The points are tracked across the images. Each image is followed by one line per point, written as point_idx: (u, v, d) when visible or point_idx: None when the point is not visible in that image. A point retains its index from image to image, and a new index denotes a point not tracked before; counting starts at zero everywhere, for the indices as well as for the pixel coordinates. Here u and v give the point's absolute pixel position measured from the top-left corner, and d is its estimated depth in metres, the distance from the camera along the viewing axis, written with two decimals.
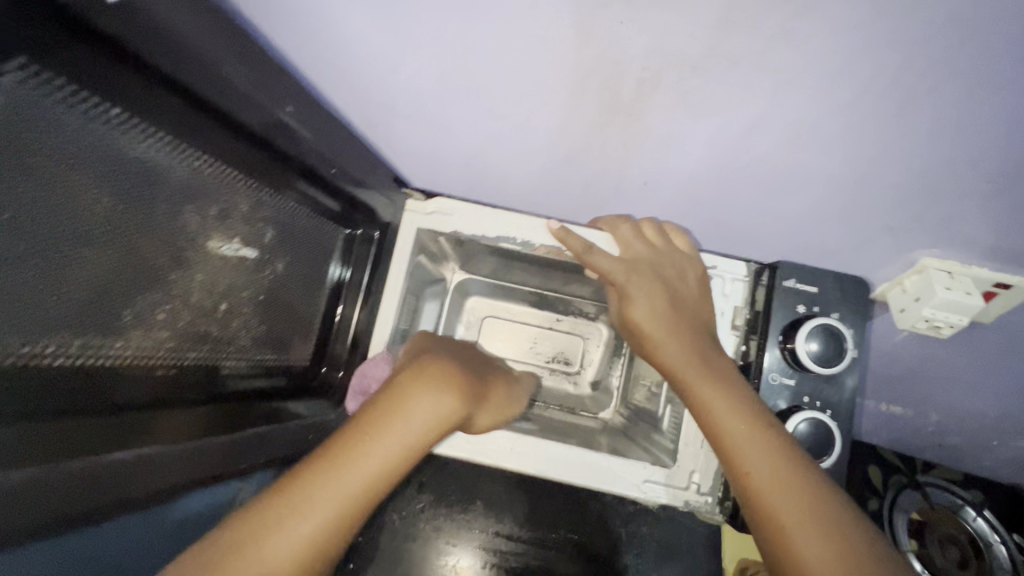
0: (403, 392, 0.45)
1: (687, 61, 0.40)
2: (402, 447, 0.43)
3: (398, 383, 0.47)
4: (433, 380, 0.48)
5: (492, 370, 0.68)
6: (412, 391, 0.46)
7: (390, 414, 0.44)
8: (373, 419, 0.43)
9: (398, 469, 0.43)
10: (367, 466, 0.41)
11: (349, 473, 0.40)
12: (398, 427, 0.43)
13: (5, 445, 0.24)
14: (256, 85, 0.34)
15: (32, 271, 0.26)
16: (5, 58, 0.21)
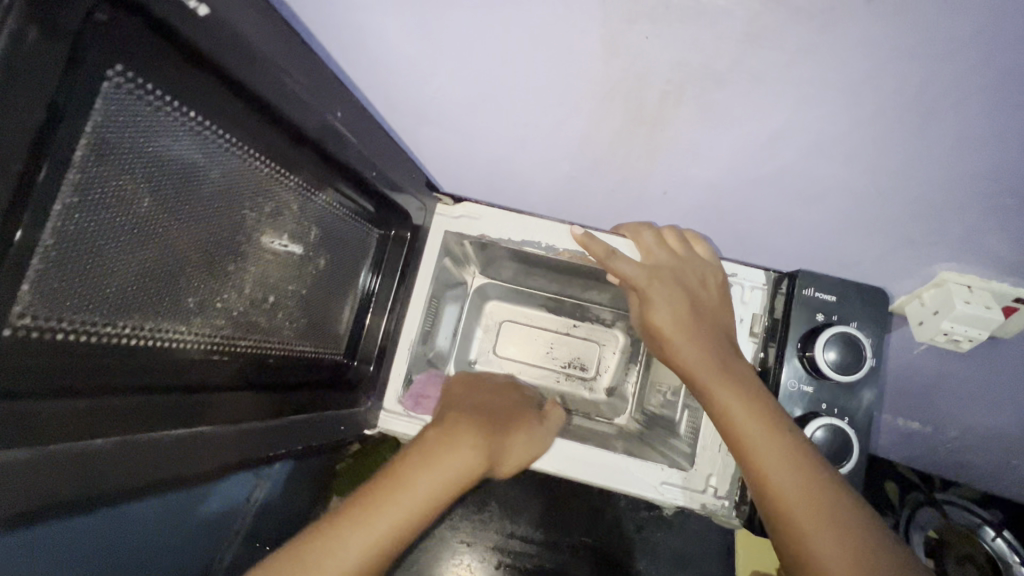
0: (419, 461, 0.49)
1: (710, 75, 0.42)
2: (424, 502, 0.46)
3: (424, 446, 0.51)
4: (451, 444, 0.52)
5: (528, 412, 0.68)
6: (433, 453, 0.50)
7: (405, 476, 0.47)
8: (392, 479, 0.47)
9: (421, 522, 0.46)
10: (382, 524, 0.44)
11: (375, 522, 0.44)
12: (412, 488, 0.47)
13: (91, 412, 0.26)
14: (312, 91, 0.37)
15: (116, 256, 0.28)
16: (107, 62, 0.24)
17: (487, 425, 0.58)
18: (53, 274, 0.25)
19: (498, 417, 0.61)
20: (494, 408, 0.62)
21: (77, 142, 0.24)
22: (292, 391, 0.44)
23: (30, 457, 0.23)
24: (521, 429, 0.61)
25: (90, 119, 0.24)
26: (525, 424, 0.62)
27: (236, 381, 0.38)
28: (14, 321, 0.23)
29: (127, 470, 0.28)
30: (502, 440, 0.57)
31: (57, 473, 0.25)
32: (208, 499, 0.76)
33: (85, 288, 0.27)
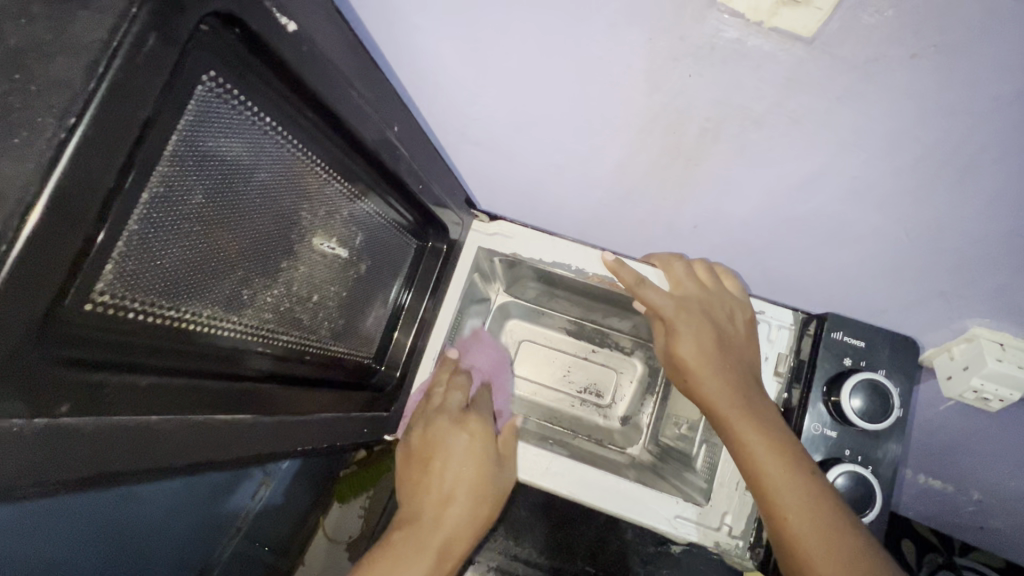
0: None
1: (750, 116, 0.43)
2: None
3: (400, 546, 0.53)
4: (424, 545, 0.53)
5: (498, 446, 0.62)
6: (415, 541, 0.53)
7: None
8: None
9: None
10: None
11: None
12: None
13: (151, 390, 0.28)
14: (373, 105, 0.39)
15: (188, 247, 0.30)
16: (203, 68, 0.26)
17: (448, 510, 0.56)
18: (134, 258, 0.27)
19: (464, 470, 0.58)
20: (457, 451, 0.59)
21: (170, 138, 0.26)
22: (324, 389, 0.46)
23: (90, 428, 0.25)
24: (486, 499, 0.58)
25: (183, 119, 0.26)
26: (486, 470, 0.59)
27: (273, 373, 0.40)
28: (95, 298, 0.25)
29: (172, 451, 0.29)
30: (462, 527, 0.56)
31: (115, 444, 0.26)
32: (222, 496, 0.79)
33: (157, 272, 0.29)
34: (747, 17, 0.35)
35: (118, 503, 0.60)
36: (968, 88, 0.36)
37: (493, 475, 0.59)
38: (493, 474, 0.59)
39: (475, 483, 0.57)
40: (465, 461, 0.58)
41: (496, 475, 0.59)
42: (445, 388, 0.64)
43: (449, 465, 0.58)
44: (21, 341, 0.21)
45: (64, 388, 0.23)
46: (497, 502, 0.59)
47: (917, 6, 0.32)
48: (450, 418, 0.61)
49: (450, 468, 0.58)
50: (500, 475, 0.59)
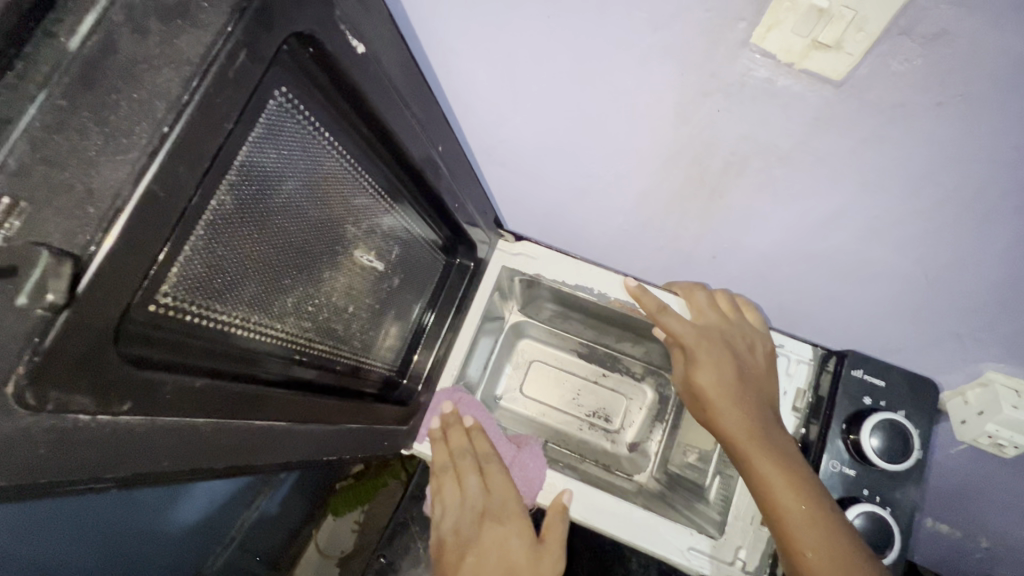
0: None
1: (776, 152, 0.44)
2: None
3: None
4: None
5: (515, 503, 0.58)
6: None
7: None
8: None
9: None
10: None
11: None
12: None
13: (204, 394, 0.28)
14: (422, 124, 0.40)
15: (243, 253, 0.31)
16: (277, 85, 0.27)
17: None
18: (196, 264, 0.27)
19: (494, 538, 0.55)
20: (489, 542, 0.54)
21: (241, 149, 0.27)
22: (352, 399, 0.46)
23: (144, 427, 0.25)
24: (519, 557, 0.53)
25: (255, 130, 0.27)
26: (521, 558, 0.53)
27: (307, 381, 0.40)
28: (159, 298, 0.25)
29: (211, 453, 0.30)
30: None
31: (162, 445, 0.26)
32: (211, 507, 0.76)
33: (214, 277, 0.29)
34: (778, 59, 0.36)
35: (127, 502, 0.60)
36: (993, 136, 0.36)
37: (527, 561, 0.53)
38: (530, 561, 0.53)
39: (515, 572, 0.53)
40: (497, 555, 0.53)
41: (538, 562, 0.54)
42: (457, 470, 0.61)
43: (481, 545, 0.54)
44: (97, 339, 0.21)
45: (129, 385, 0.23)
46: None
47: (946, 57, 0.33)
48: (469, 498, 0.59)
49: (485, 557, 0.53)
50: (539, 559, 0.54)
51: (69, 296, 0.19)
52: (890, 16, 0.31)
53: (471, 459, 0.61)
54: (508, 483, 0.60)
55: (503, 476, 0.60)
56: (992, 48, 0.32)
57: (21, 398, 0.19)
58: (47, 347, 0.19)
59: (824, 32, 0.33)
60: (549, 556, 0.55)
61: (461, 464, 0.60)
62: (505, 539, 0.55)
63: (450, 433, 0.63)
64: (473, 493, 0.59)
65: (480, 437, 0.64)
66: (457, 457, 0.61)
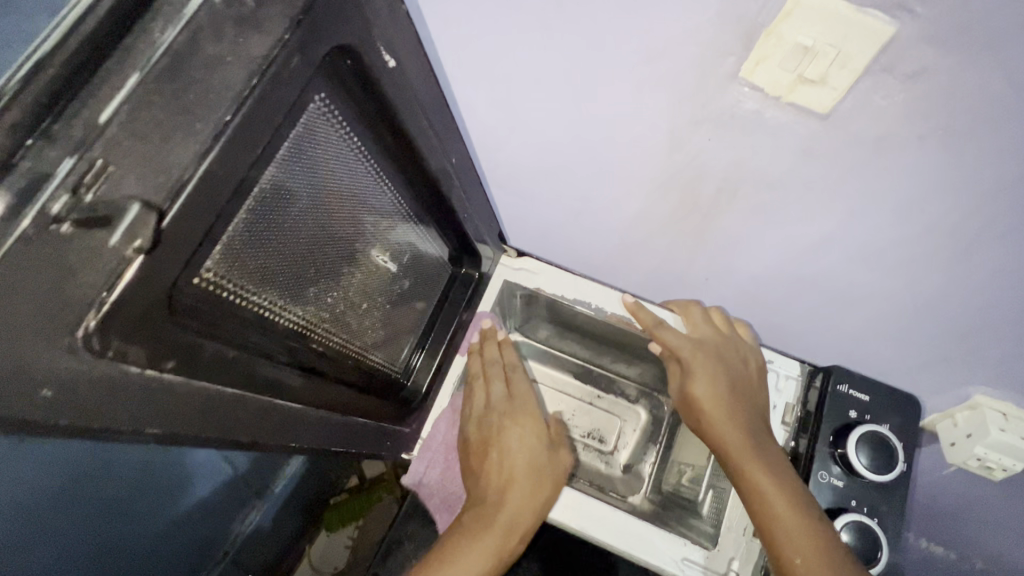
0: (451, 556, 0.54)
1: (765, 179, 0.47)
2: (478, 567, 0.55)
3: (474, 516, 0.58)
4: (504, 506, 0.58)
5: (532, 407, 0.67)
6: (492, 518, 0.57)
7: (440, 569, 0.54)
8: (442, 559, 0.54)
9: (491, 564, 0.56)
10: None
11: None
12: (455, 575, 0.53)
13: (232, 365, 0.31)
14: (440, 137, 0.44)
15: (277, 239, 0.33)
16: (320, 89, 0.31)
17: (520, 469, 0.61)
18: (238, 243, 0.30)
19: (519, 434, 0.63)
20: (513, 438, 0.63)
21: (285, 142, 0.30)
22: (360, 394, 0.48)
23: (183, 387, 0.27)
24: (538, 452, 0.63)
25: (298, 127, 0.30)
26: (541, 454, 0.63)
27: (322, 371, 0.42)
28: (204, 272, 0.28)
29: (236, 425, 0.32)
30: (536, 482, 0.60)
31: (197, 408, 0.28)
32: (198, 518, 0.75)
33: (251, 258, 0.32)
34: (766, 91, 0.39)
35: (118, 496, 0.60)
36: (973, 173, 0.39)
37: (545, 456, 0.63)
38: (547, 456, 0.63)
39: (538, 464, 0.62)
40: (524, 449, 0.62)
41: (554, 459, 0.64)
42: (487, 378, 0.67)
43: (509, 438, 0.63)
44: (155, 299, 0.24)
45: (172, 345, 0.26)
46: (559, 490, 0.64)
47: (926, 95, 0.35)
48: (496, 401, 0.65)
49: (513, 450, 0.62)
50: (553, 456, 0.64)
51: (152, 244, 0.22)
52: (870, 56, 0.34)
53: (500, 368, 0.67)
54: (528, 390, 0.68)
55: (525, 383, 0.68)
56: (964, 91, 0.34)
57: (88, 342, 0.21)
58: (112, 299, 0.21)
59: (810, 68, 0.36)
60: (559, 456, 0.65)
61: (492, 373, 0.67)
62: (528, 434, 0.64)
63: (485, 345, 0.68)
64: (499, 395, 0.66)
65: (509, 350, 0.70)
66: (488, 366, 0.67)
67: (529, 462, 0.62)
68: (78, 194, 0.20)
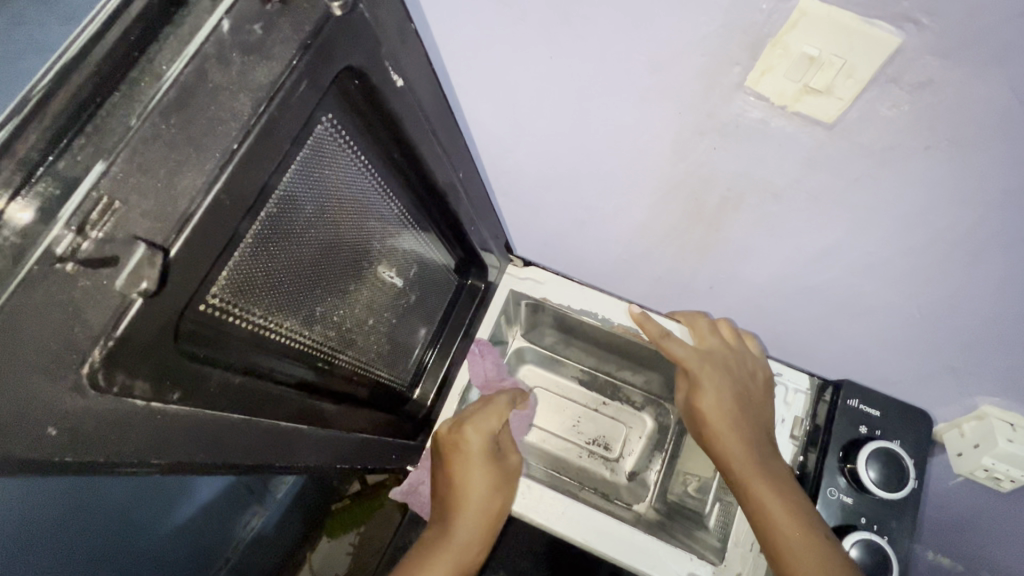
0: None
1: (772, 190, 0.47)
2: None
3: (430, 539, 0.57)
4: (455, 532, 0.57)
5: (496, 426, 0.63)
6: (443, 545, 0.56)
7: None
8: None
9: None
10: None
11: None
12: None
13: (238, 392, 0.30)
14: (447, 152, 0.43)
15: (282, 262, 0.33)
16: (326, 112, 0.30)
17: (474, 495, 0.58)
18: (243, 268, 0.29)
19: (480, 457, 0.60)
20: (474, 460, 0.59)
21: (291, 165, 0.29)
22: (366, 409, 0.48)
23: (191, 417, 0.27)
24: (496, 475, 0.60)
25: (304, 150, 0.30)
26: (499, 479, 0.60)
27: (327, 389, 0.42)
28: (209, 299, 0.28)
29: (242, 450, 0.32)
30: (488, 508, 0.58)
31: (204, 438, 0.28)
32: (204, 524, 0.76)
33: (256, 282, 0.31)
34: (771, 101, 0.38)
35: (119, 507, 0.60)
36: (981, 183, 0.38)
37: (501, 480, 0.60)
38: (505, 480, 0.61)
39: (493, 489, 0.59)
40: (480, 472, 0.59)
41: (509, 485, 0.61)
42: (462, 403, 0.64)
43: (470, 462, 0.59)
44: (161, 332, 0.23)
45: (177, 377, 0.25)
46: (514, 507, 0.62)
47: (933, 105, 0.34)
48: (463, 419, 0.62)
49: (469, 473, 0.59)
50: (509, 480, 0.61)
51: (157, 285, 0.21)
52: (876, 67, 0.33)
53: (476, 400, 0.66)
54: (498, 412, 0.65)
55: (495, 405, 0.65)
56: (974, 101, 0.33)
57: (94, 379, 0.21)
58: (119, 334, 0.21)
59: (815, 78, 0.35)
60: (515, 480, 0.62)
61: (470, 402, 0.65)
62: (490, 457, 0.61)
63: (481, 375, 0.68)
64: (468, 414, 0.63)
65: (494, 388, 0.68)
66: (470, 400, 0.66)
67: (483, 485, 0.59)
68: (82, 232, 0.20)
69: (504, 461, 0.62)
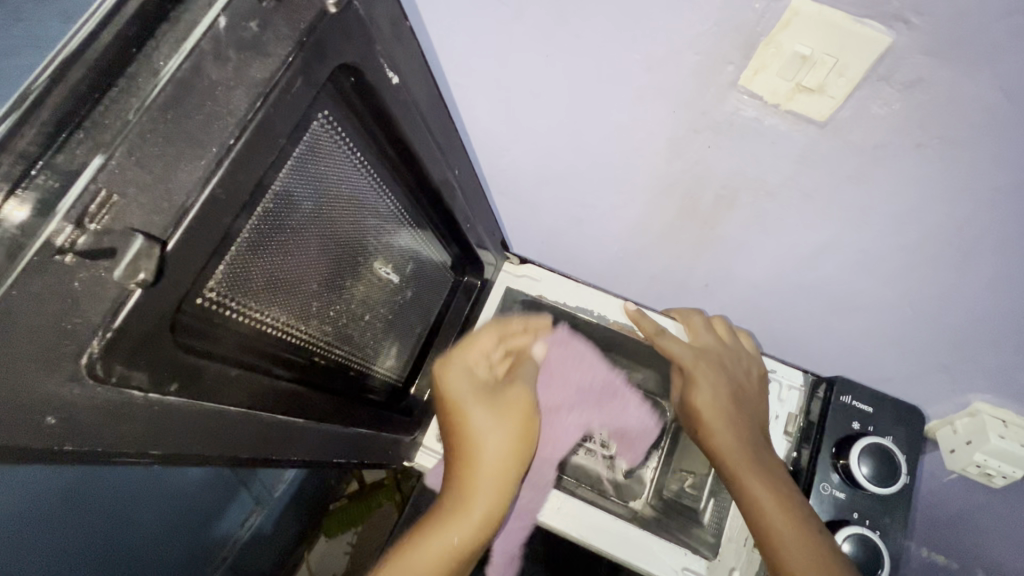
0: (415, 544, 0.50)
1: (765, 188, 0.47)
2: (445, 551, 0.50)
3: (445, 497, 0.53)
4: (468, 482, 0.53)
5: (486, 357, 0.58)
6: (457, 502, 0.52)
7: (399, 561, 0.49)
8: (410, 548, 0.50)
9: (467, 544, 0.51)
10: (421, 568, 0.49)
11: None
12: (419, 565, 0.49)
13: (236, 386, 0.31)
14: (443, 149, 0.44)
15: (278, 258, 0.33)
16: (321, 108, 0.31)
17: (481, 436, 0.54)
18: (240, 263, 0.30)
19: (475, 394, 0.55)
20: (469, 400, 0.55)
21: (287, 161, 0.30)
22: (362, 404, 0.48)
23: (187, 409, 0.27)
24: (499, 407, 0.56)
25: (300, 145, 0.30)
26: (503, 412, 0.55)
27: (323, 384, 0.42)
28: (206, 293, 0.28)
29: (238, 442, 0.32)
30: (497, 441, 0.54)
31: (200, 430, 0.29)
32: (202, 522, 0.77)
33: (253, 277, 0.32)
34: (765, 100, 0.39)
35: (124, 505, 0.61)
36: (971, 180, 0.39)
37: (503, 410, 0.56)
38: (510, 406, 0.56)
39: (499, 424, 0.55)
40: (482, 411, 0.55)
41: (517, 413, 0.57)
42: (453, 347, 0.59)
43: (468, 403, 0.55)
44: (160, 325, 0.24)
45: (176, 370, 0.26)
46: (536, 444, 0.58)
47: (923, 103, 0.35)
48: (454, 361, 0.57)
49: (469, 416, 0.54)
50: (515, 407, 0.57)
51: (155, 276, 0.22)
52: (867, 66, 0.34)
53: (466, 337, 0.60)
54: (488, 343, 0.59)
55: (485, 337, 0.59)
56: (962, 99, 0.34)
57: (92, 370, 0.21)
58: (117, 325, 0.22)
59: (808, 76, 0.36)
60: (520, 404, 0.57)
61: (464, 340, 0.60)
62: (490, 391, 0.56)
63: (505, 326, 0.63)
64: (456, 354, 0.57)
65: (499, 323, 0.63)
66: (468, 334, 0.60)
67: (486, 421, 0.55)
68: (81, 225, 0.20)
69: (509, 392, 0.58)
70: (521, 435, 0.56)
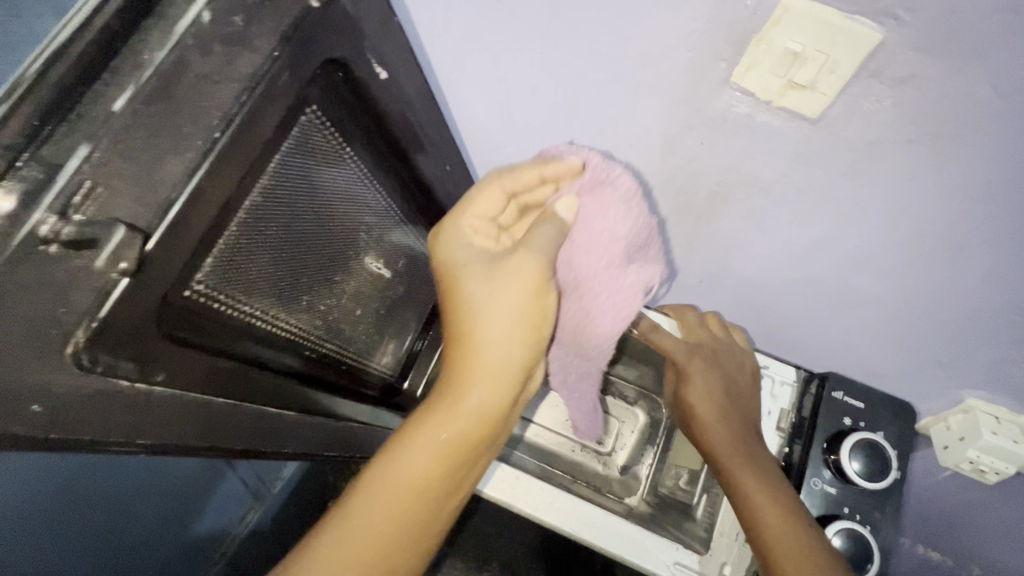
0: (403, 442, 0.44)
1: (758, 184, 0.47)
2: (438, 449, 0.44)
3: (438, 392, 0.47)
4: (468, 367, 0.46)
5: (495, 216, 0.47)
6: (455, 398, 0.45)
7: (384, 466, 0.43)
8: (398, 445, 0.44)
9: (463, 447, 0.45)
10: (413, 464, 0.43)
11: (397, 477, 0.43)
12: (408, 459, 0.43)
13: (224, 378, 0.31)
14: (434, 145, 0.44)
15: (269, 251, 0.34)
16: (310, 103, 0.31)
17: (483, 288, 0.46)
18: (229, 257, 0.30)
19: (475, 265, 0.46)
20: (471, 267, 0.47)
21: (277, 154, 0.30)
22: (352, 397, 0.49)
23: (175, 400, 0.28)
24: (504, 279, 0.46)
25: (290, 138, 0.31)
26: (508, 287, 0.45)
27: (314, 376, 0.43)
28: (195, 285, 0.28)
29: (226, 432, 0.33)
30: (504, 312, 0.45)
31: (187, 420, 0.29)
32: (202, 518, 0.78)
33: (243, 271, 0.32)
34: (757, 96, 0.39)
35: (123, 501, 0.63)
36: (963, 175, 0.39)
37: (507, 287, 0.45)
38: (516, 280, 0.45)
39: (505, 299, 0.45)
40: (485, 289, 0.46)
41: (523, 297, 0.46)
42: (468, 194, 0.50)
43: (468, 278, 0.46)
44: (146, 315, 0.24)
45: (163, 360, 0.26)
46: (541, 334, 0.48)
47: (913, 98, 0.35)
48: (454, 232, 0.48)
49: (470, 289, 0.46)
50: (520, 281, 0.45)
51: (137, 266, 0.22)
52: (858, 62, 0.34)
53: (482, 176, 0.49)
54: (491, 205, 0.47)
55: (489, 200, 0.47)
56: (953, 95, 0.34)
57: (78, 359, 0.22)
58: (102, 316, 0.22)
59: (800, 73, 0.36)
60: (531, 270, 0.46)
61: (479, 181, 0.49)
62: (498, 257, 0.47)
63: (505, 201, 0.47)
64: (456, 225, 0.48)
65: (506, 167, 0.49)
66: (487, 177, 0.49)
67: (491, 293, 0.45)
68: (66, 214, 0.21)
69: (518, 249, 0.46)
70: (535, 295, 0.46)
